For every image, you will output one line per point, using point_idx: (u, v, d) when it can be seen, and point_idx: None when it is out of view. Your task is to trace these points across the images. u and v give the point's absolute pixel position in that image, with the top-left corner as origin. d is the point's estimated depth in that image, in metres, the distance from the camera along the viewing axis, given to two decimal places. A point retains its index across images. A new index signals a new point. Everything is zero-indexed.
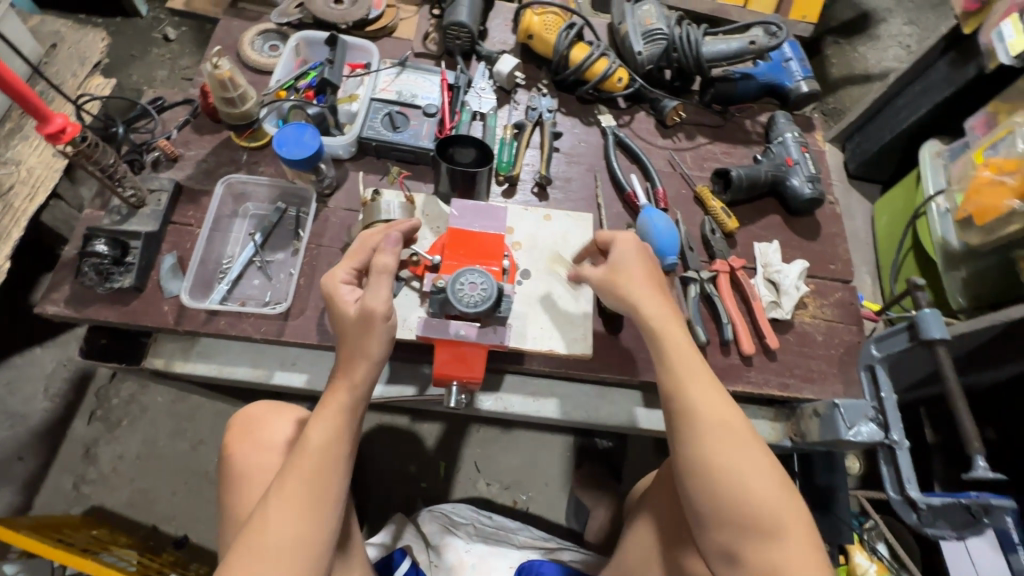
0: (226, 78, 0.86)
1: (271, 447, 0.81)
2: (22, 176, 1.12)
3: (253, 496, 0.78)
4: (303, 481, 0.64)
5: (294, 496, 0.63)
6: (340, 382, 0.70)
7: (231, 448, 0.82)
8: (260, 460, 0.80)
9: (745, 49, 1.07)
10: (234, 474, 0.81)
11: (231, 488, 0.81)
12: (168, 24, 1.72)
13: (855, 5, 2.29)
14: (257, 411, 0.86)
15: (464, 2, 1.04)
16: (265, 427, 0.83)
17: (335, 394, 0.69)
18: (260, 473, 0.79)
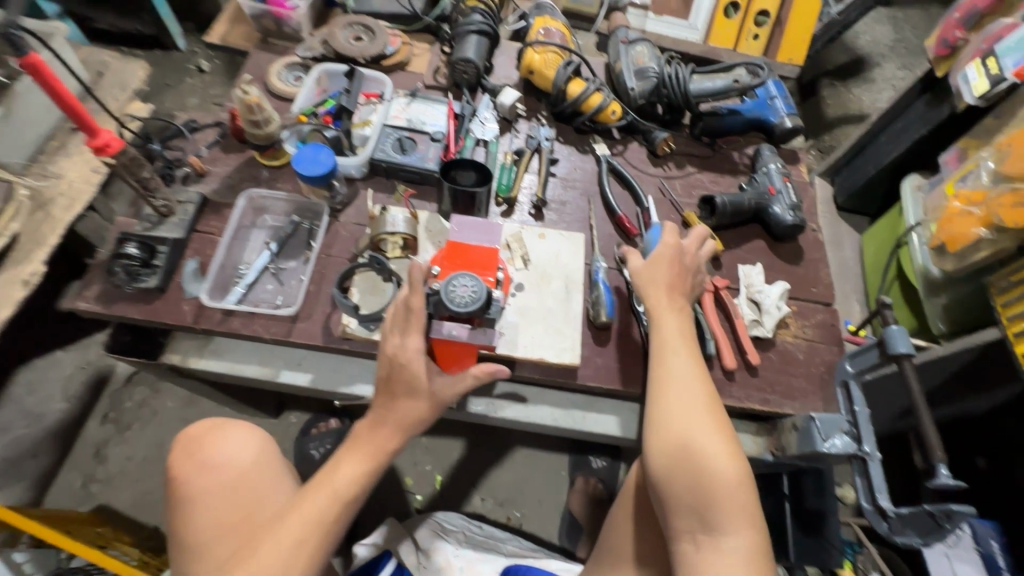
0: (254, 103, 0.94)
1: (221, 467, 0.73)
2: (64, 189, 1.20)
3: (196, 521, 0.70)
4: (315, 514, 0.64)
5: (314, 527, 0.64)
6: (372, 423, 0.70)
7: (176, 468, 0.74)
8: (210, 482, 0.72)
9: (730, 87, 1.14)
10: (179, 499, 0.73)
11: (175, 505, 0.72)
12: (202, 57, 1.87)
13: (849, 50, 2.40)
14: (200, 430, 0.77)
15: (472, 41, 1.14)
16: (212, 444, 0.75)
17: (368, 438, 0.69)
18: (208, 496, 0.71)
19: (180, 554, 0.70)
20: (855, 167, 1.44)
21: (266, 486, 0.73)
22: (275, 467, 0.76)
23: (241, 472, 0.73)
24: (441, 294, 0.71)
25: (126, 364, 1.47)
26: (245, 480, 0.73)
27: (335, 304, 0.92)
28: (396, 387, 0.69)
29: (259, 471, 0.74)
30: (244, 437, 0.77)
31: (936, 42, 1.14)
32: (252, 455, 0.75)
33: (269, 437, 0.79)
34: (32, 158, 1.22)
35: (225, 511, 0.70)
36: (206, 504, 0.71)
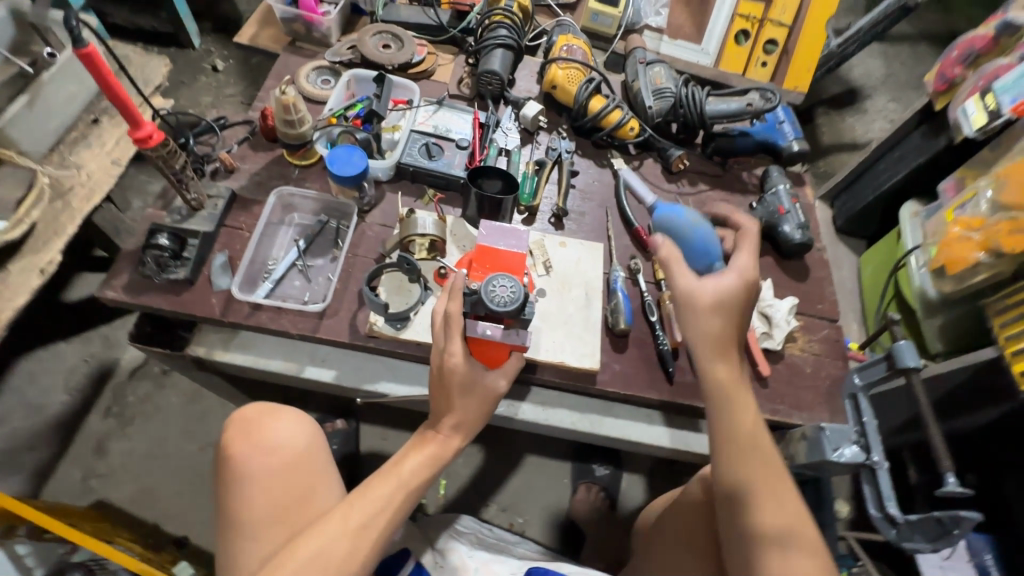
0: (290, 103, 0.97)
1: (276, 451, 0.77)
2: (82, 178, 1.20)
3: (251, 501, 0.74)
4: (376, 505, 0.70)
5: (377, 512, 0.70)
6: (432, 426, 0.76)
7: (232, 448, 0.77)
8: (265, 464, 0.76)
9: (743, 110, 1.20)
10: (232, 477, 0.76)
11: (227, 486, 0.76)
12: (217, 57, 1.89)
13: (843, 81, 2.51)
14: (255, 413, 0.81)
15: (497, 54, 1.18)
16: (267, 428, 0.78)
17: (428, 438, 0.75)
18: (262, 478, 0.75)
19: (233, 528, 0.74)
20: (854, 192, 1.51)
21: (317, 473, 0.78)
22: (324, 455, 0.81)
23: (295, 458, 0.77)
24: (480, 294, 0.70)
25: (131, 358, 1.45)
26: (299, 467, 0.77)
27: (361, 302, 0.93)
28: (450, 390, 0.74)
29: (312, 457, 0.79)
30: (294, 424, 0.80)
31: (934, 78, 1.21)
32: (304, 442, 0.79)
33: (318, 426, 0.83)
34: (52, 147, 1.21)
35: (280, 493, 0.75)
36: (261, 484, 0.75)
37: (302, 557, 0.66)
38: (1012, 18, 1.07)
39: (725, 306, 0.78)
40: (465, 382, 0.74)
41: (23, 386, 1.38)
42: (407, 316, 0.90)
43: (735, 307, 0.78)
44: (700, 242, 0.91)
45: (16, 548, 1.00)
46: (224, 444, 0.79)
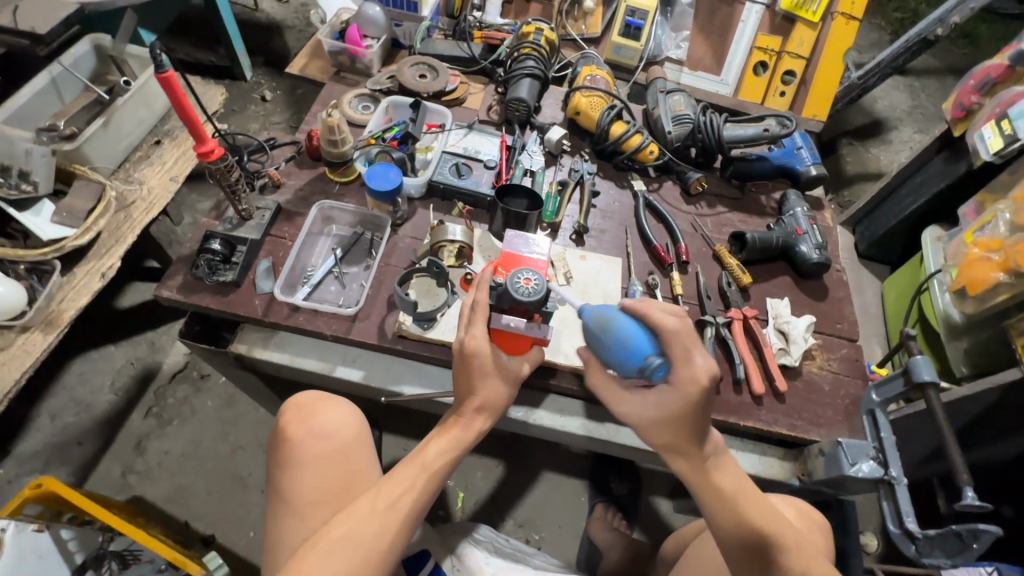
0: (335, 125, 1.05)
1: (325, 435, 0.83)
2: (143, 193, 1.30)
3: (300, 482, 0.80)
4: (405, 489, 0.74)
5: (407, 492, 0.74)
6: (456, 411, 0.80)
7: (287, 429, 0.84)
8: (315, 446, 0.82)
9: (760, 135, 1.25)
10: (285, 456, 0.83)
11: (280, 468, 0.83)
12: (266, 88, 2.04)
13: (867, 113, 2.53)
14: (310, 399, 0.88)
15: (525, 83, 1.27)
16: (320, 413, 0.85)
17: (452, 426, 0.79)
18: (310, 460, 0.81)
19: (281, 506, 0.80)
20: (875, 218, 1.52)
21: (359, 460, 0.83)
22: (368, 444, 0.86)
23: (340, 443, 0.83)
24: (506, 286, 0.77)
25: (173, 362, 1.54)
26: (343, 452, 0.83)
27: (391, 306, 0.99)
28: (472, 372, 0.78)
29: (354, 444, 0.84)
30: (341, 412, 0.86)
31: (952, 105, 1.24)
32: (350, 431, 0.85)
33: (363, 417, 0.89)
34: (119, 165, 1.34)
35: (325, 475, 0.80)
36: (310, 465, 0.81)
37: (337, 533, 0.70)
38: None
39: (669, 422, 0.74)
40: (485, 367, 0.78)
41: (74, 385, 1.47)
42: (433, 318, 0.96)
43: (684, 424, 0.74)
44: (643, 341, 0.72)
45: (62, 532, 1.07)
46: (280, 427, 0.86)
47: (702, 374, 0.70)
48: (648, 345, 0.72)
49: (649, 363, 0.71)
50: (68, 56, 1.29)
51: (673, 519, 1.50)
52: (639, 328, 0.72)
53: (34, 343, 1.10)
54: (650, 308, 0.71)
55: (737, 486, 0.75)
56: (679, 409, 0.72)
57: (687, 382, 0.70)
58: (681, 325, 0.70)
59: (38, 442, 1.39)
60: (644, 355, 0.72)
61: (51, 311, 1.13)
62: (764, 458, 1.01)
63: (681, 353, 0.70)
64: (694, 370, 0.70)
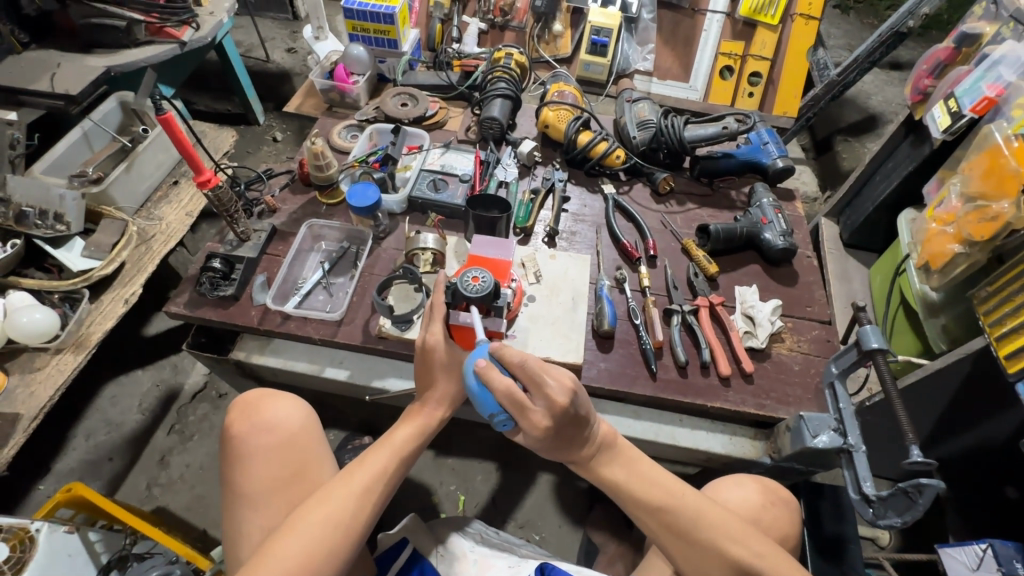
0: (319, 151, 1.18)
1: (273, 429, 0.89)
2: (163, 228, 1.46)
3: (255, 475, 0.86)
4: (374, 470, 0.82)
5: (379, 473, 0.82)
6: (419, 402, 0.89)
7: (235, 428, 0.90)
8: (265, 440, 0.88)
9: (720, 133, 1.31)
10: (234, 452, 0.88)
11: (233, 465, 0.88)
12: (277, 130, 2.22)
13: (862, 109, 2.51)
14: (254, 398, 0.93)
15: (497, 103, 1.37)
16: (265, 410, 0.91)
17: (419, 412, 0.88)
18: (263, 453, 0.87)
19: (239, 499, 0.85)
20: (855, 206, 1.54)
21: (311, 448, 0.90)
22: (317, 433, 0.93)
23: (290, 434, 0.90)
24: (457, 285, 0.87)
25: (194, 382, 1.67)
26: (295, 442, 0.89)
27: (373, 310, 1.08)
28: (432, 367, 0.86)
29: (306, 435, 0.91)
30: (288, 406, 0.93)
31: (910, 90, 1.28)
32: (297, 422, 0.91)
33: (310, 409, 0.96)
34: (142, 204, 1.50)
35: (279, 466, 0.87)
36: (261, 458, 0.87)
37: (311, 515, 0.76)
38: (967, 30, 1.14)
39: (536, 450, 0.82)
40: (444, 363, 0.87)
41: (106, 406, 1.60)
42: (410, 319, 1.04)
43: (553, 449, 0.80)
44: (488, 400, 0.79)
45: (90, 535, 1.16)
46: (226, 426, 0.91)
47: (540, 422, 0.76)
48: (492, 403, 0.79)
49: (495, 418, 0.80)
50: (98, 112, 1.46)
51: None
52: (481, 390, 0.79)
53: (66, 364, 1.23)
54: (485, 377, 0.76)
55: (644, 476, 0.81)
56: (536, 443, 0.80)
57: (526, 431, 0.78)
58: (508, 390, 0.76)
59: (74, 460, 1.52)
60: (489, 411, 0.80)
61: (81, 334, 1.27)
62: (734, 437, 1.05)
63: (516, 411, 0.77)
64: (529, 420, 0.76)
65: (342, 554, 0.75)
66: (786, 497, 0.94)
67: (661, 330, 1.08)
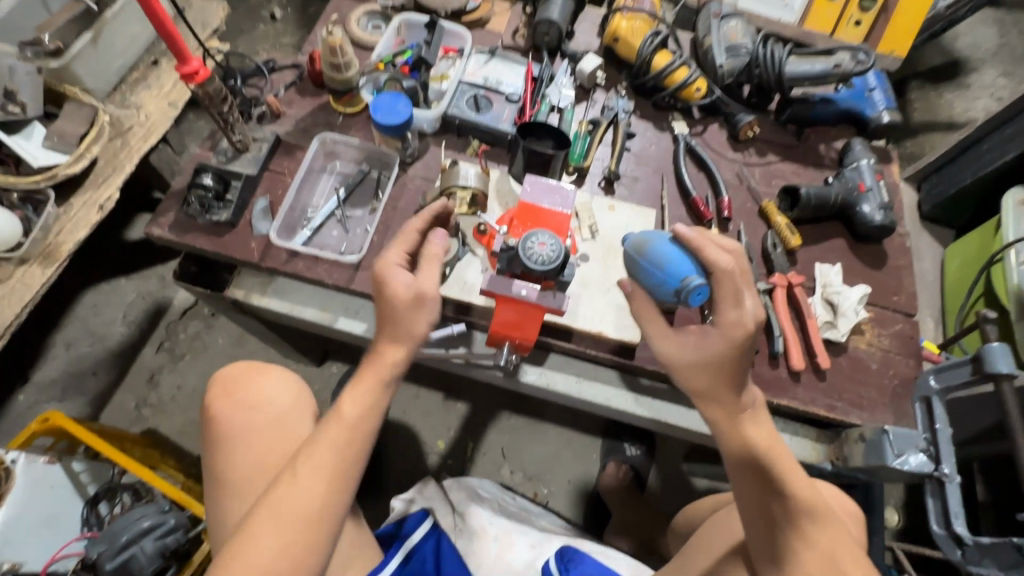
0: (337, 46, 0.93)
1: (256, 409, 0.81)
2: (141, 119, 1.21)
3: (242, 456, 0.78)
4: (326, 453, 0.67)
5: (331, 460, 0.66)
6: (370, 364, 0.71)
7: (216, 407, 0.82)
8: (249, 420, 0.80)
9: (830, 72, 1.07)
10: (217, 434, 0.81)
11: (216, 448, 0.80)
12: (275, 5, 1.87)
13: (946, 52, 2.11)
14: (238, 372, 0.84)
15: (557, 2, 1.09)
16: (249, 387, 0.82)
17: (371, 374, 0.70)
18: (247, 435, 0.79)
19: (223, 481, 0.78)
20: (948, 175, 1.34)
21: (299, 425, 0.81)
22: (308, 412, 0.84)
23: (276, 414, 0.81)
24: (518, 250, 0.73)
25: (183, 298, 1.51)
26: (278, 423, 0.80)
27: None
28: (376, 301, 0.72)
29: (294, 412, 0.82)
30: (277, 382, 0.84)
31: None
32: (287, 399, 0.83)
33: (304, 386, 0.86)
34: (115, 87, 1.24)
35: (264, 447, 0.79)
36: (245, 440, 0.79)
37: (263, 515, 0.64)
38: None
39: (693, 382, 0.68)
40: (409, 293, 0.70)
41: (87, 316, 1.46)
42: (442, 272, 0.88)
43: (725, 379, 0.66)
44: (679, 263, 0.69)
45: (74, 465, 1.07)
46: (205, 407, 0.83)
47: (749, 316, 0.65)
48: (688, 267, 0.69)
49: (687, 285, 0.68)
50: None
51: (686, 483, 1.47)
52: (684, 256, 0.69)
53: (33, 277, 1.07)
54: (705, 242, 0.67)
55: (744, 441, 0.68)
56: (717, 349, 0.66)
57: (730, 323, 0.65)
58: (733, 267, 0.66)
59: (55, 370, 1.41)
60: (681, 276, 0.68)
61: (50, 244, 1.09)
62: (794, 438, 0.94)
63: (725, 293, 0.66)
64: (727, 312, 0.66)
65: (307, 553, 0.64)
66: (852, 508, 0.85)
67: None
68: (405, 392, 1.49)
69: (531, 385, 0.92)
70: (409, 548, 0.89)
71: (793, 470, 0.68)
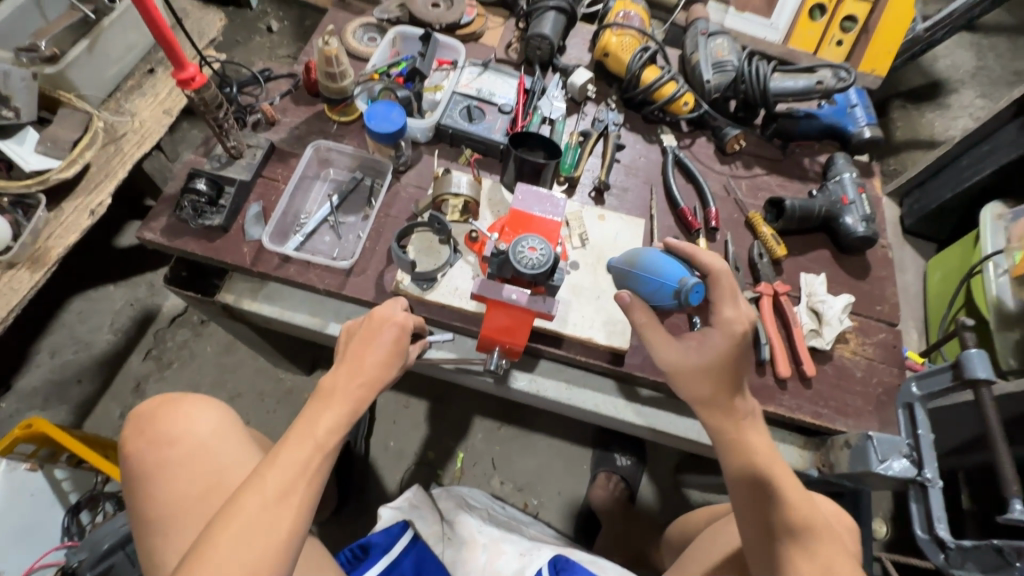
0: (332, 55, 0.95)
1: (175, 441, 0.78)
2: (135, 126, 1.22)
3: (167, 493, 0.74)
4: (294, 468, 0.61)
5: (300, 473, 0.61)
6: (338, 379, 0.67)
7: (132, 448, 0.78)
8: (169, 454, 0.77)
9: (813, 88, 1.11)
10: (139, 475, 0.77)
11: (139, 491, 0.76)
12: (272, 17, 1.90)
13: (926, 72, 2.18)
14: (153, 408, 0.81)
15: (549, 17, 1.12)
16: (168, 420, 0.79)
17: (343, 386, 0.67)
18: (168, 471, 0.76)
19: (152, 522, 0.74)
20: (928, 189, 1.37)
21: (224, 453, 0.78)
22: (232, 437, 0.80)
23: (198, 444, 0.78)
24: (509, 254, 0.75)
25: (172, 305, 1.50)
26: (200, 452, 0.77)
27: (389, 261, 0.92)
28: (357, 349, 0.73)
29: (220, 438, 0.79)
30: (199, 410, 0.81)
31: None
32: (210, 427, 0.80)
33: (231, 412, 0.84)
34: (110, 94, 1.25)
35: (188, 481, 0.75)
36: (168, 476, 0.75)
37: (223, 542, 0.56)
38: None
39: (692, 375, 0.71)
40: (397, 341, 0.71)
41: (73, 323, 1.45)
42: (434, 278, 0.88)
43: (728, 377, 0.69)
44: (675, 269, 0.74)
45: (56, 472, 1.05)
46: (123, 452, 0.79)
47: (744, 315, 0.70)
48: (682, 271, 0.74)
49: (684, 286, 0.72)
50: None
51: (677, 493, 1.47)
52: (677, 263, 0.74)
53: (21, 281, 1.06)
54: (697, 249, 0.74)
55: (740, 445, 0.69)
56: (719, 348, 0.69)
57: (729, 319, 0.69)
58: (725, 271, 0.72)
59: (39, 378, 1.39)
60: (678, 279, 0.73)
61: (39, 248, 1.08)
62: (782, 445, 0.95)
63: (720, 294, 0.71)
64: (727, 309, 0.70)
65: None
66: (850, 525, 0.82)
67: None
68: (395, 402, 1.49)
69: (522, 391, 0.92)
70: (393, 560, 0.86)
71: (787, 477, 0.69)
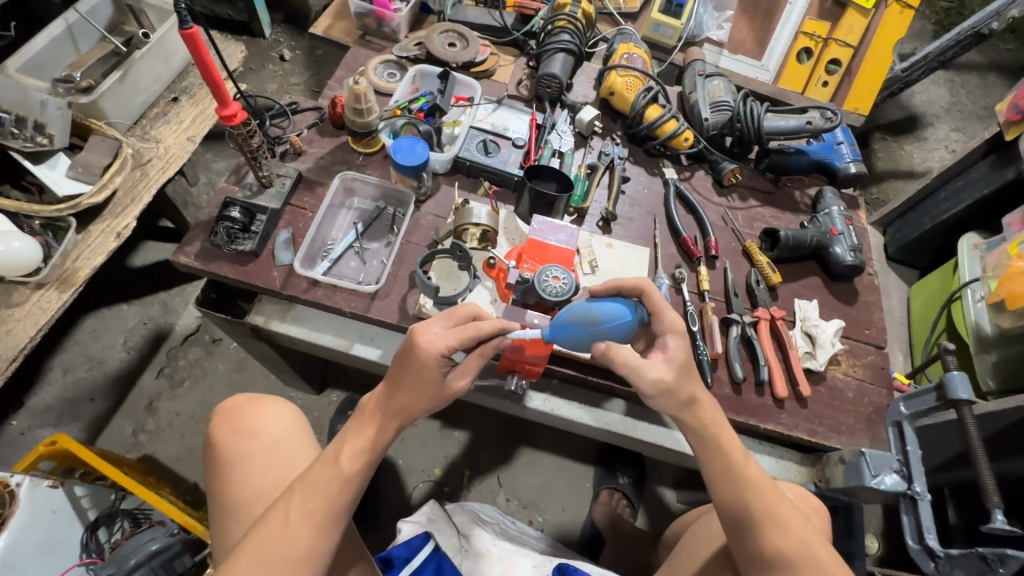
0: (361, 93, 1.02)
1: (253, 435, 0.83)
2: (160, 152, 1.27)
3: (236, 484, 0.80)
4: (320, 492, 0.69)
5: (321, 499, 0.69)
6: (374, 408, 0.74)
7: (216, 434, 0.84)
8: (245, 447, 0.82)
9: (803, 128, 1.20)
10: (216, 462, 0.83)
11: (214, 476, 0.83)
12: (285, 47, 1.97)
13: (904, 107, 2.31)
14: (238, 402, 0.87)
15: (558, 58, 1.20)
16: (249, 416, 0.85)
17: (371, 422, 0.74)
18: (240, 464, 0.81)
19: (220, 508, 0.81)
20: (909, 220, 1.46)
21: (294, 454, 0.83)
22: (305, 439, 0.87)
23: (273, 441, 0.83)
24: (534, 284, 0.84)
25: (185, 324, 1.53)
26: (274, 449, 0.83)
27: (411, 286, 0.97)
28: (404, 374, 0.72)
29: (292, 439, 0.85)
30: (276, 410, 0.87)
31: (1007, 107, 1.21)
32: (284, 427, 0.86)
33: (301, 414, 0.90)
34: (136, 122, 1.30)
35: (259, 477, 0.80)
36: (241, 468, 0.81)
37: (252, 548, 0.66)
38: None
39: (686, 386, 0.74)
40: (430, 366, 0.72)
41: (87, 341, 1.47)
42: (454, 301, 0.94)
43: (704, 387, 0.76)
44: (616, 310, 0.77)
45: (75, 489, 1.07)
46: (207, 434, 0.86)
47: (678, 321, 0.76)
48: (622, 305, 0.78)
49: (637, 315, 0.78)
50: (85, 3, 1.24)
51: (677, 510, 1.51)
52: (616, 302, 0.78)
53: (49, 301, 1.09)
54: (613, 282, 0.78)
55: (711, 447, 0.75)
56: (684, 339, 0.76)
57: (675, 324, 0.75)
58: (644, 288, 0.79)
59: (50, 396, 1.41)
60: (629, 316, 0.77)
61: (66, 269, 1.12)
62: (780, 461, 1.01)
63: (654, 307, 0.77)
64: (671, 317, 0.75)
65: None
66: (818, 505, 0.89)
67: (718, 340, 1.01)
68: None
69: (537, 410, 0.97)
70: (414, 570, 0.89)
71: (758, 474, 0.76)
